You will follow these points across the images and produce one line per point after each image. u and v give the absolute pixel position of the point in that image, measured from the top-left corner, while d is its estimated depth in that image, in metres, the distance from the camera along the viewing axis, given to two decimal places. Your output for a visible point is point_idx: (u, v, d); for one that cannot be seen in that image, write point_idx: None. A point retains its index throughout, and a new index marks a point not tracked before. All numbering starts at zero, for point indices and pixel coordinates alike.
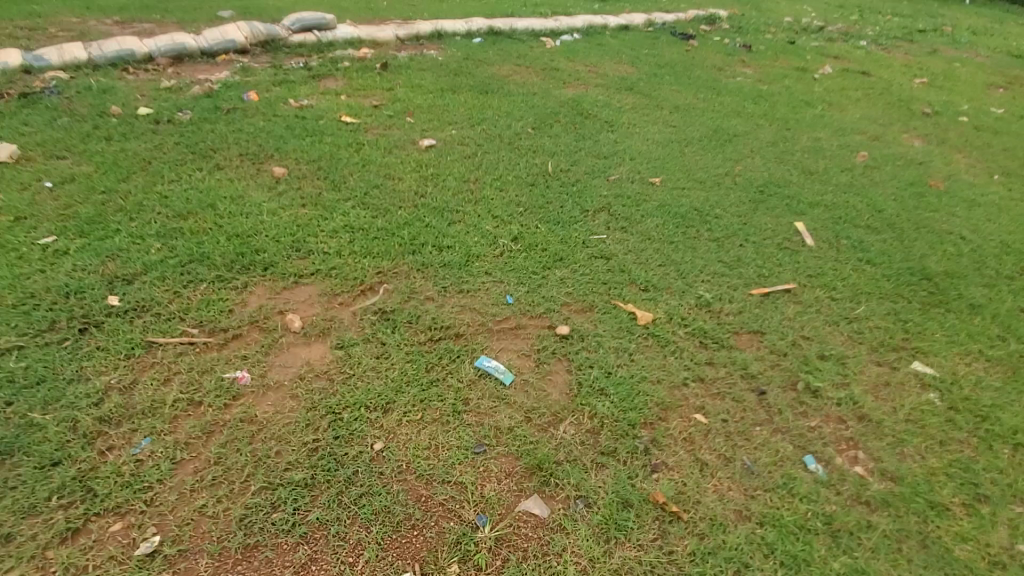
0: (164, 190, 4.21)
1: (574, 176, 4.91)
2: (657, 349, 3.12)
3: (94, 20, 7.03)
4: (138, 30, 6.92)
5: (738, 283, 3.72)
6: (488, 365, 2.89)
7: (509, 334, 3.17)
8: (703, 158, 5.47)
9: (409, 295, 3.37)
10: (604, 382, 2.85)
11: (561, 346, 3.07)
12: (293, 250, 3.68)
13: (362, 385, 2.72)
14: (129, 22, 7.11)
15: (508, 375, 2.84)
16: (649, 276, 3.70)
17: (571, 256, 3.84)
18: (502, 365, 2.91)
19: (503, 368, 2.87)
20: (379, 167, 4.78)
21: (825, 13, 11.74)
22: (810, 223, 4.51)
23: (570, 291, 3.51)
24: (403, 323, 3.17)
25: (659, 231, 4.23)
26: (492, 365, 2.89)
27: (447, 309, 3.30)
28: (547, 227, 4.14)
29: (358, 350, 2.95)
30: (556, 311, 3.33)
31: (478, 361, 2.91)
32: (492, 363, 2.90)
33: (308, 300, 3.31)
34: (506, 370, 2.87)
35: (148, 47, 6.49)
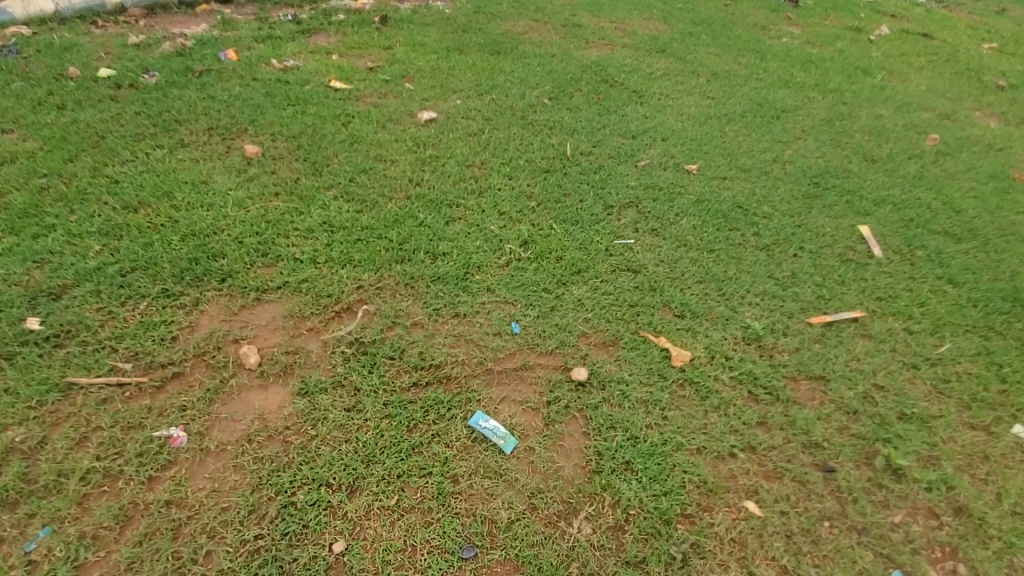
0: (115, 173, 3.58)
1: (597, 160, 4.18)
2: (696, 403, 2.52)
3: None
4: None
5: (794, 309, 3.07)
6: (484, 427, 2.31)
7: (512, 376, 2.57)
8: (747, 138, 4.68)
9: (392, 320, 2.77)
10: (630, 452, 2.27)
11: (577, 397, 2.48)
12: (258, 255, 3.07)
13: (325, 453, 2.17)
14: None
15: (512, 441, 2.27)
16: (686, 298, 3.05)
17: (591, 267, 3.18)
18: (501, 425, 2.33)
19: (504, 431, 2.30)
20: (368, 146, 4.08)
21: None
22: (877, 226, 3.79)
23: (589, 317, 2.88)
24: (384, 359, 2.58)
25: (697, 235, 3.54)
26: (489, 426, 2.31)
27: (438, 340, 2.70)
28: (563, 227, 3.46)
29: (325, 398, 2.38)
30: (571, 346, 2.72)
31: (470, 422, 2.33)
32: (489, 423, 2.32)
33: (269, 324, 2.72)
34: (508, 433, 2.30)
35: None
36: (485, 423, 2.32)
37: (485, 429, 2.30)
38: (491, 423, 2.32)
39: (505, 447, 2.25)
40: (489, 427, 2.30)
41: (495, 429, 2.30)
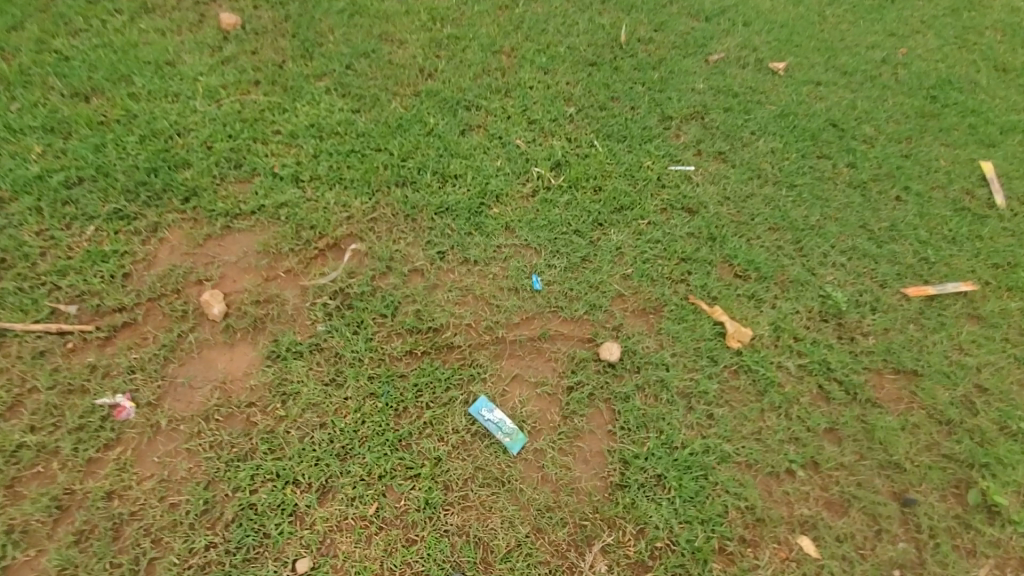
0: (64, 46, 2.93)
1: (657, 49, 3.29)
2: (751, 399, 2.04)
3: None
4: None
5: (887, 275, 2.45)
6: (485, 418, 1.91)
7: (528, 348, 2.11)
8: (855, 25, 3.62)
9: (386, 265, 2.27)
10: (663, 463, 1.85)
11: (605, 383, 2.02)
12: (231, 169, 2.53)
13: (294, 441, 1.83)
14: None
15: (521, 438, 1.88)
16: (753, 253, 2.43)
17: (637, 203, 2.54)
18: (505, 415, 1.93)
19: (511, 424, 1.90)
20: (371, 17, 3.25)
21: None
22: (1007, 163, 2.97)
23: (628, 273, 2.31)
24: (373, 318, 2.13)
25: (775, 164, 2.80)
26: (492, 416, 1.91)
27: (441, 295, 2.21)
28: (605, 146, 2.76)
29: (300, 365, 1.99)
30: (604, 312, 2.20)
31: (469, 411, 1.93)
32: (492, 413, 1.92)
33: (240, 262, 2.27)
34: (515, 426, 1.90)
35: None
36: (487, 413, 1.92)
37: (486, 421, 1.90)
38: (493, 414, 1.92)
39: (511, 447, 1.86)
40: (492, 419, 1.91)
41: (499, 422, 1.90)
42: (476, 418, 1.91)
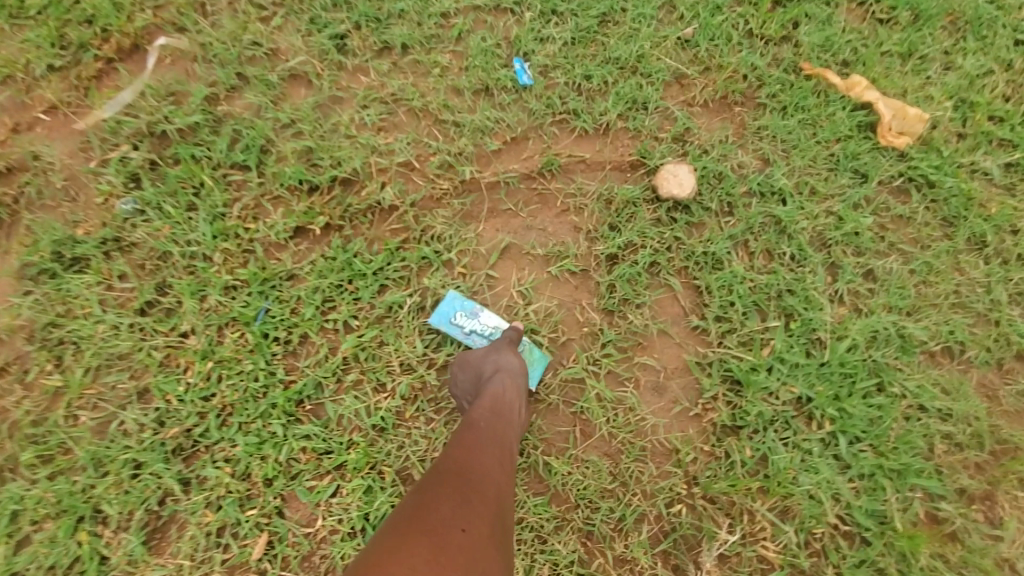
0: None
1: None
2: (934, 237, 1.13)
3: None
4: None
5: None
6: (468, 334, 1.00)
7: (526, 195, 1.12)
8: None
9: (236, 73, 1.18)
10: (803, 378, 0.99)
11: (675, 241, 1.08)
12: None
13: (88, 437, 0.93)
14: None
15: (544, 363, 0.99)
16: None
17: None
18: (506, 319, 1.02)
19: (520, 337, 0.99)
20: None
21: None
22: None
23: (688, 36, 1.25)
24: (223, 176, 1.11)
25: None
26: (479, 327, 1.00)
27: (347, 116, 1.16)
28: None
29: (86, 286, 1.02)
30: (653, 111, 1.19)
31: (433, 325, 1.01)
32: (479, 321, 1.01)
33: None
34: (531, 341, 1.00)
35: None
36: (469, 323, 1.00)
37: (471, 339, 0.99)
38: (482, 321, 1.01)
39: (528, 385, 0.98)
40: (480, 332, 1.00)
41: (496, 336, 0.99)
42: (449, 334, 1.01)
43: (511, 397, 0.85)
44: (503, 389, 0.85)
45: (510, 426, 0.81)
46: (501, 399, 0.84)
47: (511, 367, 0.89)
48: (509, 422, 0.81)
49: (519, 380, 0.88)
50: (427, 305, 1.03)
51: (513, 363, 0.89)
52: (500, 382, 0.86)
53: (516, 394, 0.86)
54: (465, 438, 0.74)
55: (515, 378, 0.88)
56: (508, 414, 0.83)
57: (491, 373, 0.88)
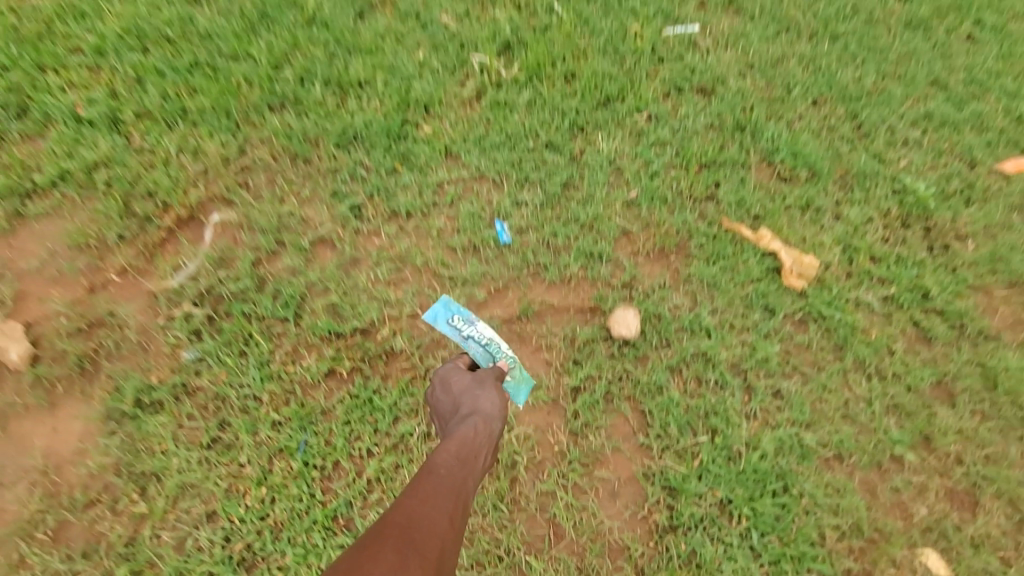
0: None
1: None
2: (828, 360, 1.44)
3: None
4: None
5: (974, 147, 1.78)
6: (466, 339, 1.31)
7: (508, 337, 1.42)
8: None
9: (275, 240, 1.49)
10: (726, 483, 1.28)
11: (624, 371, 1.38)
12: (10, 119, 1.64)
13: (168, 554, 1.19)
14: None
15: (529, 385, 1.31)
16: (799, 141, 1.72)
17: (629, 91, 1.77)
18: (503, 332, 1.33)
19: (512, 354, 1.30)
20: None
21: None
22: None
23: (632, 198, 1.60)
24: (267, 328, 1.40)
25: (806, 9, 1.99)
26: (477, 336, 1.31)
27: (365, 274, 1.47)
28: (573, 12, 1.90)
29: (162, 425, 1.29)
30: (606, 261, 1.51)
31: (435, 319, 1.34)
32: (478, 327, 1.32)
33: (44, 267, 1.47)
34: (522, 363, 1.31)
35: None
36: (469, 329, 1.32)
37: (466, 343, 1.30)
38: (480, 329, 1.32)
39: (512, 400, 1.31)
40: (476, 340, 1.31)
41: (490, 347, 1.30)
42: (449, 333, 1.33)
43: (480, 439, 1.06)
44: (474, 432, 1.05)
45: (471, 468, 1.01)
46: (469, 442, 1.04)
47: (484, 412, 1.10)
48: (470, 468, 1.01)
49: (490, 424, 1.09)
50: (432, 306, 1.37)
51: (487, 409, 1.11)
52: (474, 425, 1.07)
53: (485, 435, 1.07)
54: (428, 483, 0.93)
55: (486, 422, 1.09)
56: (472, 459, 1.02)
57: (468, 416, 1.09)
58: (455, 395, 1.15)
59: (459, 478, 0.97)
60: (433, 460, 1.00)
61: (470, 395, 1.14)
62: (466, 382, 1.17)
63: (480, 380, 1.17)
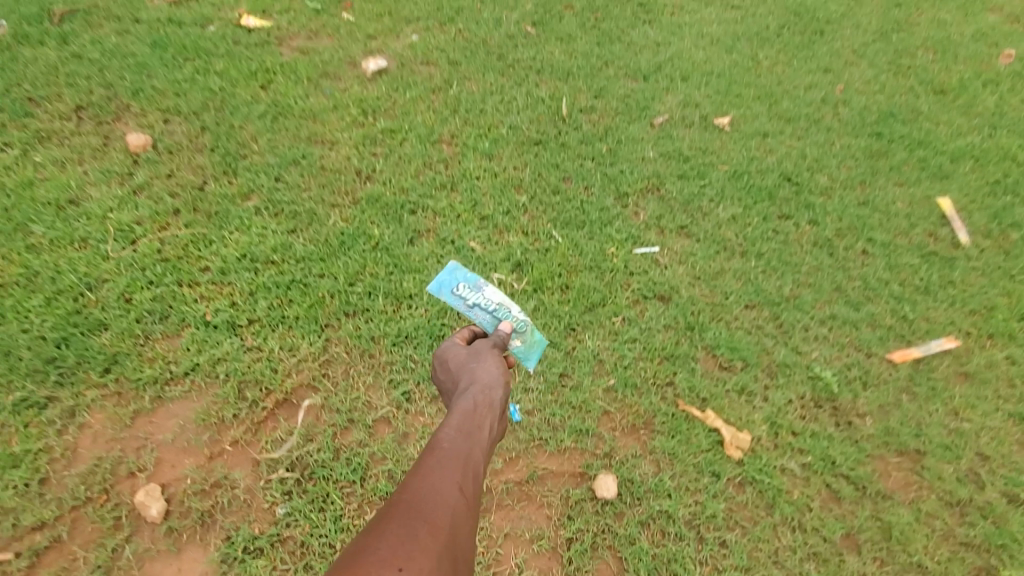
0: None
1: (601, 118, 3.14)
2: (761, 515, 1.93)
3: None
4: None
5: (871, 340, 2.36)
6: (474, 305, 1.85)
7: (519, 496, 1.91)
8: (788, 66, 3.51)
9: (347, 419, 2.07)
10: None
11: (605, 524, 1.88)
12: (156, 322, 2.26)
13: None
14: None
15: (539, 346, 1.85)
16: (735, 338, 2.32)
17: (609, 299, 2.40)
18: (508, 298, 1.89)
19: (519, 315, 1.84)
20: (297, 119, 2.98)
21: None
22: (959, 196, 2.93)
23: (611, 385, 2.17)
24: (340, 489, 1.94)
25: (739, 231, 2.68)
26: (486, 301, 1.86)
27: (412, 447, 2.04)
28: (566, 236, 2.59)
29: (261, 566, 1.79)
30: (591, 435, 2.05)
31: (445, 291, 1.90)
32: (484, 294, 1.88)
33: (176, 439, 2.02)
34: (527, 323, 1.85)
35: None
36: (475, 297, 1.87)
37: (477, 309, 1.85)
38: (486, 294, 1.87)
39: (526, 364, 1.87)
40: (485, 304, 1.85)
41: (499, 309, 1.85)
42: (461, 301, 1.88)
43: (479, 411, 1.48)
44: (473, 403, 1.48)
45: (476, 436, 1.41)
46: (471, 416, 1.45)
47: (480, 384, 1.54)
48: (471, 439, 1.40)
49: (485, 391, 1.52)
50: (442, 276, 1.93)
51: (482, 380, 1.55)
52: (472, 397, 1.50)
53: (482, 403, 1.49)
54: (439, 457, 1.30)
55: (482, 394, 1.51)
56: (474, 430, 1.42)
57: (468, 390, 1.53)
58: (460, 372, 1.62)
59: (463, 450, 1.35)
60: (444, 435, 1.39)
61: (469, 372, 1.59)
62: (466, 361, 1.64)
63: (475, 359, 1.64)
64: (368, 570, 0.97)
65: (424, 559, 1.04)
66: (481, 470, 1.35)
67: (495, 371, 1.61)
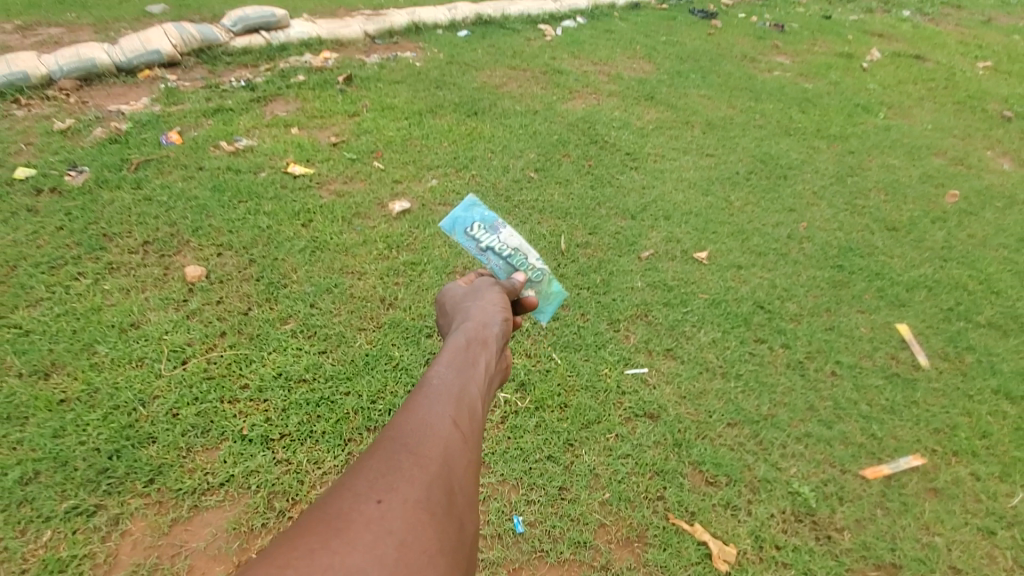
0: (26, 321, 2.94)
1: (595, 252, 3.59)
2: None
3: None
4: (40, 41, 5.18)
5: (844, 457, 2.59)
6: (488, 251, 1.98)
7: None
8: (757, 206, 4.04)
9: None
10: None
11: None
12: (198, 435, 2.54)
13: None
14: (32, 28, 5.40)
15: (546, 294, 2.09)
16: (719, 454, 2.56)
17: (603, 416, 2.67)
18: (523, 243, 2.01)
19: (533, 263, 2.02)
20: (332, 253, 3.45)
21: None
22: (916, 322, 3.27)
23: (606, 498, 2.38)
24: None
25: (719, 354, 3.00)
26: (501, 245, 1.98)
27: None
28: (565, 358, 2.92)
29: None
30: (588, 547, 2.23)
31: (459, 232, 2.00)
32: (500, 238, 1.99)
33: (208, 545, 2.22)
34: (537, 270, 2.04)
35: (47, 65, 4.65)
36: (489, 243, 1.98)
37: (491, 253, 1.98)
38: (502, 239, 1.98)
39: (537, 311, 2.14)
40: (500, 250, 1.98)
41: (512, 255, 1.98)
42: (475, 243, 1.98)
43: (473, 347, 1.55)
44: (467, 338, 1.57)
45: (471, 371, 1.47)
46: (463, 352, 1.52)
47: (476, 323, 1.64)
48: (463, 376, 1.43)
49: (480, 330, 1.62)
50: (458, 214, 2.01)
51: (478, 320, 1.66)
52: (467, 334, 1.59)
53: (476, 342, 1.57)
54: (429, 390, 1.35)
55: (476, 332, 1.60)
56: (467, 366, 1.48)
57: (464, 326, 1.64)
58: (458, 314, 1.74)
59: (454, 386, 1.38)
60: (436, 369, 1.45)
61: (465, 312, 1.72)
62: (464, 305, 1.76)
63: (471, 304, 1.75)
64: (341, 510, 1.00)
65: (410, 488, 1.08)
66: (475, 404, 1.39)
67: (489, 316, 1.69)
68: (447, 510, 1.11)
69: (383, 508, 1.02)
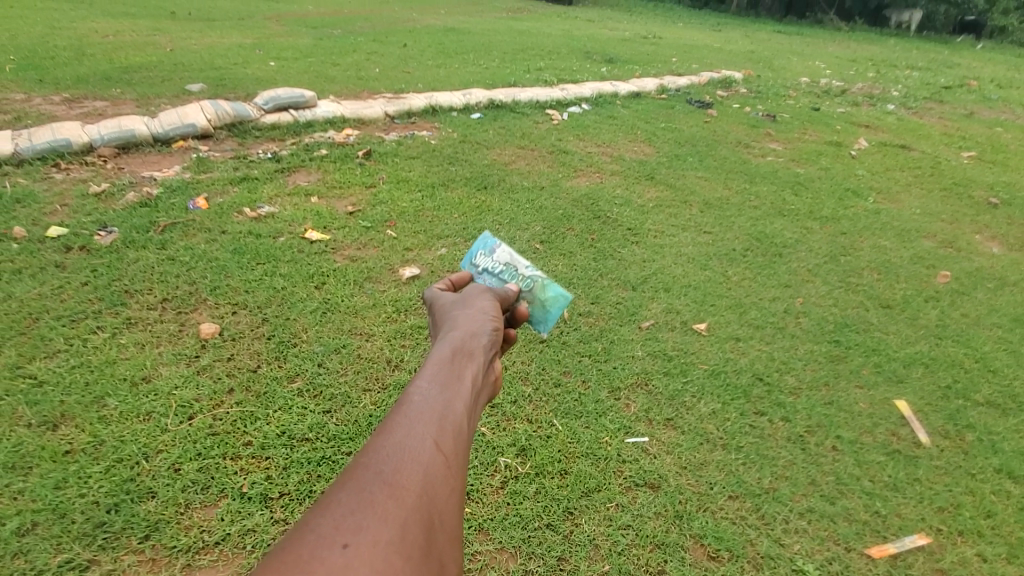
0: (41, 371, 3.02)
1: (597, 321, 3.70)
2: None
3: (40, 99, 5.79)
4: (87, 112, 5.61)
5: (848, 534, 2.56)
6: (482, 271, 2.20)
7: None
8: (754, 282, 4.19)
9: None
10: None
11: None
12: (198, 491, 2.55)
13: None
14: (79, 100, 5.86)
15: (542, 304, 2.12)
16: (721, 528, 2.53)
17: (603, 484, 2.67)
18: (513, 257, 2.20)
19: (522, 273, 2.14)
20: (342, 315, 3.56)
21: (844, 75, 10.72)
22: (914, 399, 3.30)
23: (605, 570, 2.34)
24: None
25: (719, 425, 3.02)
26: (493, 264, 2.19)
27: None
28: (566, 424, 2.95)
29: None
30: None
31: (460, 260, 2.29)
32: (493, 258, 2.21)
33: None
34: (527, 279, 2.13)
35: (90, 134, 5.01)
36: (483, 265, 2.21)
37: (486, 273, 2.20)
38: (494, 258, 2.20)
39: (541, 323, 2.14)
40: (492, 268, 2.19)
41: (504, 271, 2.16)
42: (475, 268, 2.24)
43: (459, 360, 1.59)
44: (454, 350, 1.61)
45: (456, 385, 1.51)
46: (450, 365, 1.55)
47: (464, 335, 1.68)
48: (446, 396, 1.46)
49: (468, 342, 1.66)
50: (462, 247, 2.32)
51: (467, 331, 1.70)
52: (453, 344, 1.64)
53: (463, 354, 1.61)
54: (410, 410, 1.38)
55: (462, 346, 1.64)
56: (452, 383, 1.51)
57: (452, 334, 1.69)
58: (447, 320, 1.79)
59: (437, 406, 1.41)
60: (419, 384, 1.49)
61: (453, 321, 1.76)
62: (453, 312, 1.81)
63: (459, 312, 1.80)
64: (305, 551, 1.00)
65: (381, 529, 1.10)
66: (458, 425, 1.42)
67: (479, 326, 1.74)
68: (423, 548, 1.14)
69: (348, 553, 1.03)
